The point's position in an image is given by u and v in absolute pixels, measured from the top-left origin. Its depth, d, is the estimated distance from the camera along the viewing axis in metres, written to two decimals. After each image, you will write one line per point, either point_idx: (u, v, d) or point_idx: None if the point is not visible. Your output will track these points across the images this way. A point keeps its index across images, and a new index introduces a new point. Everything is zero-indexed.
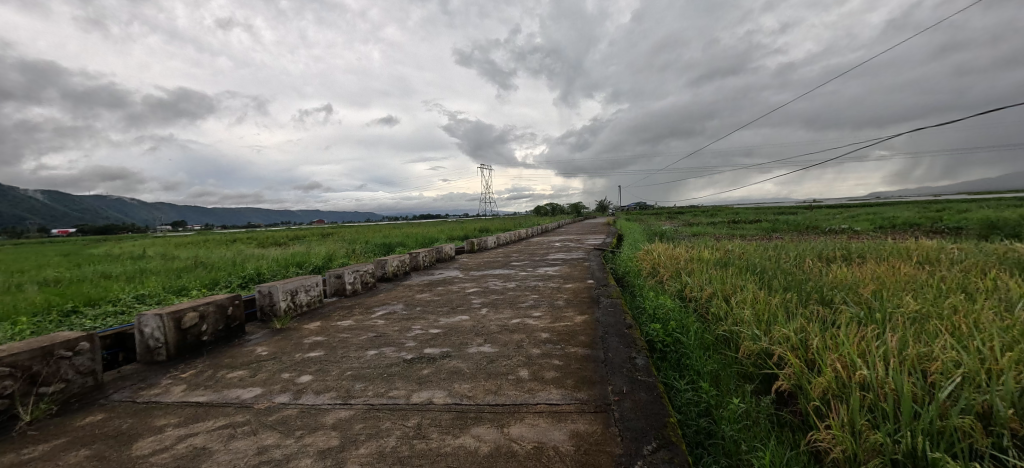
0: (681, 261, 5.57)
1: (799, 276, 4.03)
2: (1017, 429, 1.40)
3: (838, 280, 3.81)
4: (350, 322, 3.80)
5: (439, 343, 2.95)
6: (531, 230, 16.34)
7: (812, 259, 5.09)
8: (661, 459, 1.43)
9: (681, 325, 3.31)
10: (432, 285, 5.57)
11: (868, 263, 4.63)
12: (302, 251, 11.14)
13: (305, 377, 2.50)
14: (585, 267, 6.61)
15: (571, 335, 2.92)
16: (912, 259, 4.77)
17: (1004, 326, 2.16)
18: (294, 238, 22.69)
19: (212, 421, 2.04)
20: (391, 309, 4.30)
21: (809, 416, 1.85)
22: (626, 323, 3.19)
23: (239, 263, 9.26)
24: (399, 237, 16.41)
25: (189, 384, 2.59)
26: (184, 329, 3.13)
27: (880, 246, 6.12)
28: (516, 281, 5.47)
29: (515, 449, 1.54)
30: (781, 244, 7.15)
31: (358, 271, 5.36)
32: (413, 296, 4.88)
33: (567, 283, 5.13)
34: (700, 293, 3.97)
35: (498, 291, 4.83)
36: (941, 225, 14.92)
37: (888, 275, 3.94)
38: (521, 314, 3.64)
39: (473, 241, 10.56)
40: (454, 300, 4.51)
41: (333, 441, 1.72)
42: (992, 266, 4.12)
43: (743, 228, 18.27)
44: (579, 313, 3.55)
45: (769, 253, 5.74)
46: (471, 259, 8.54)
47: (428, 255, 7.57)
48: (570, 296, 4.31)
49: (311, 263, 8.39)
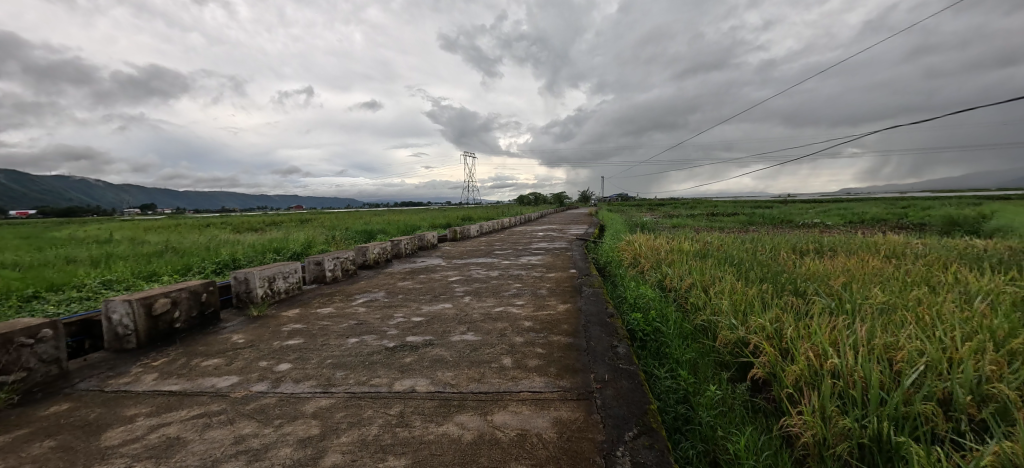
0: (661, 252, 5.67)
1: (775, 268, 4.16)
2: (974, 414, 1.49)
3: (811, 272, 3.94)
4: (330, 310, 3.74)
5: (422, 331, 2.94)
6: (514, 220, 16.38)
7: (786, 252, 5.25)
8: (642, 445, 1.46)
9: (661, 315, 3.38)
10: (414, 273, 5.52)
11: (840, 256, 4.81)
12: (280, 237, 10.86)
13: (284, 365, 2.45)
14: (568, 256, 6.67)
15: (554, 323, 2.94)
16: (881, 253, 4.98)
17: (963, 318, 2.28)
18: (272, 223, 22.08)
19: (187, 410, 1.99)
20: (372, 296, 4.25)
21: (782, 402, 1.93)
22: (608, 312, 3.23)
23: (213, 248, 8.95)
24: (380, 224, 16.15)
25: (162, 372, 2.51)
26: (155, 316, 3.02)
27: (851, 240, 6.37)
28: (499, 270, 5.47)
29: (499, 436, 1.55)
30: (757, 237, 7.35)
31: (338, 258, 5.26)
32: (395, 284, 4.83)
33: (550, 273, 5.16)
34: (680, 283, 4.05)
35: (481, 280, 4.83)
36: (905, 221, 15.63)
37: (858, 268, 4.10)
38: (504, 303, 3.65)
39: (456, 229, 10.50)
40: (436, 288, 4.49)
41: (313, 430, 1.70)
42: (952, 261, 4.34)
43: (722, 220, 18.70)
44: (562, 302, 3.58)
45: (745, 245, 5.90)
46: (453, 247, 8.50)
47: (410, 242, 7.50)
48: (553, 285, 4.34)
49: (289, 249, 8.19)
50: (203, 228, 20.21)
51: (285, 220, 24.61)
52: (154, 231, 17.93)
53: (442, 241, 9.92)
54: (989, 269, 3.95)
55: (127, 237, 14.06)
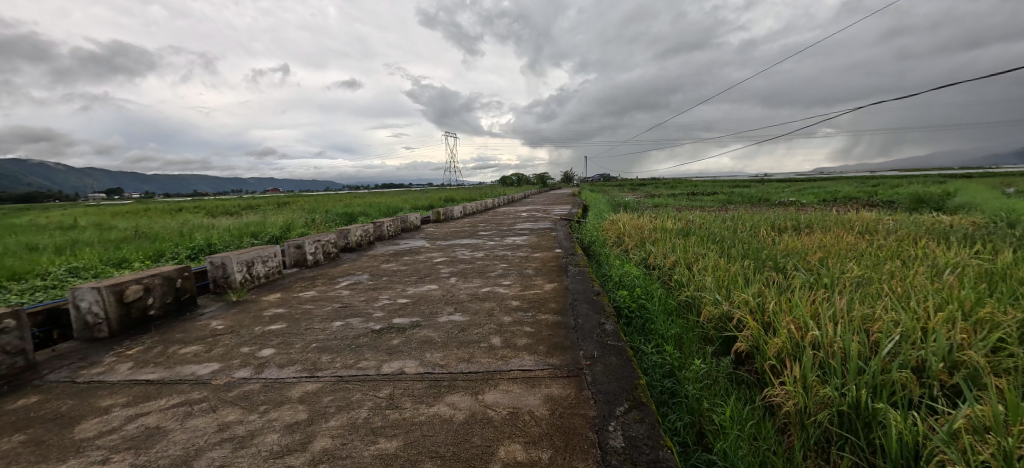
0: (645, 230, 5.72)
1: (755, 244, 4.25)
2: (945, 380, 1.58)
3: (790, 248, 4.05)
4: (312, 293, 3.66)
5: (408, 313, 2.90)
6: (497, 201, 16.32)
7: (765, 229, 5.37)
8: (633, 418, 1.48)
9: (646, 292, 3.43)
10: (398, 255, 5.44)
11: (817, 233, 4.94)
12: (257, 220, 10.53)
13: (267, 350, 2.38)
14: (553, 236, 6.67)
15: (542, 302, 2.95)
16: (856, 229, 5.13)
17: (935, 290, 2.38)
18: (249, 207, 21.42)
19: (166, 399, 1.92)
20: (356, 279, 4.18)
21: (765, 374, 2.00)
22: (594, 291, 3.25)
23: (186, 233, 8.63)
24: (361, 206, 15.83)
25: (137, 361, 2.41)
26: (126, 303, 2.89)
27: (828, 218, 6.55)
28: (484, 251, 5.45)
29: (491, 415, 1.55)
30: (737, 215, 7.50)
31: (319, 241, 5.14)
32: (378, 266, 4.76)
33: (536, 253, 5.17)
34: (664, 261, 4.11)
35: (466, 261, 4.80)
36: (875, 199, 16.22)
37: (834, 244, 4.22)
38: (491, 283, 3.63)
39: (440, 210, 10.37)
40: (421, 270, 4.43)
41: (300, 415, 1.66)
42: (922, 236, 4.52)
43: (703, 199, 18.98)
44: (549, 281, 3.58)
45: (727, 223, 6.00)
46: (437, 229, 8.41)
47: (393, 225, 7.37)
48: (539, 265, 4.35)
49: (267, 233, 7.96)
50: (175, 213, 19.47)
51: (261, 204, 23.89)
52: (123, 216, 17.18)
53: (425, 223, 9.79)
54: (956, 243, 4.12)
55: (95, 223, 13.43)
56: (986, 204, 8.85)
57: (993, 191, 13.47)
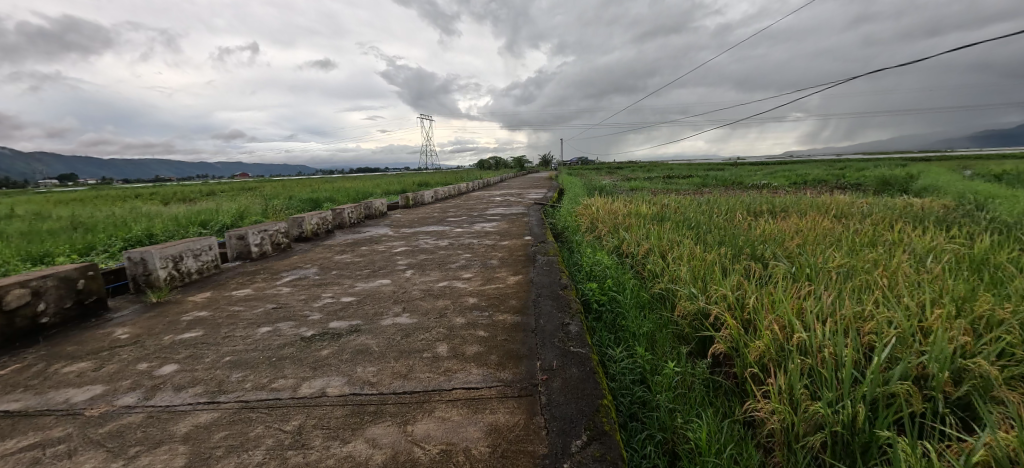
0: (619, 216, 5.47)
1: (732, 230, 4.05)
2: (949, 392, 1.40)
3: (767, 234, 3.87)
4: (246, 291, 3.23)
5: (349, 314, 2.53)
6: (472, 185, 15.87)
7: (741, 213, 5.21)
8: (592, 456, 1.21)
9: (617, 284, 3.19)
10: (356, 245, 5.01)
11: (792, 217, 4.81)
12: (210, 208, 9.77)
13: (168, 367, 1.99)
14: (524, 222, 6.36)
15: (501, 299, 2.64)
16: (832, 213, 5.04)
17: (923, 282, 2.21)
18: (209, 193, 20.22)
19: (16, 440, 1.52)
20: (302, 273, 3.76)
21: (746, 382, 1.79)
22: (560, 283, 2.96)
23: (127, 222, 7.88)
24: (328, 191, 15.07)
25: (3, 385, 1.97)
26: (7, 311, 2.40)
27: (802, 201, 6.49)
28: (449, 239, 5.10)
29: (417, 456, 1.24)
30: (713, 199, 7.37)
31: (266, 231, 4.67)
32: (331, 258, 4.34)
33: (504, 240, 4.85)
34: (637, 249, 3.87)
35: (428, 250, 4.44)
36: (843, 181, 16.58)
37: (810, 229, 4.07)
38: (449, 277, 3.29)
39: (409, 195, 9.88)
40: (376, 262, 4.04)
41: (177, 461, 1.31)
42: (896, 220, 4.45)
43: (679, 182, 19.04)
44: (513, 274, 3.27)
45: (702, 207, 5.82)
46: (405, 215, 7.97)
47: (355, 211, 6.90)
48: (505, 254, 4.03)
49: (217, 222, 7.33)
50: (126, 199, 18.11)
51: (225, 189, 22.61)
52: (67, 203, 15.86)
53: (393, 209, 9.29)
54: (931, 228, 4.06)
55: (31, 212, 12.29)
56: (948, 188, 9.06)
57: (953, 174, 13.91)
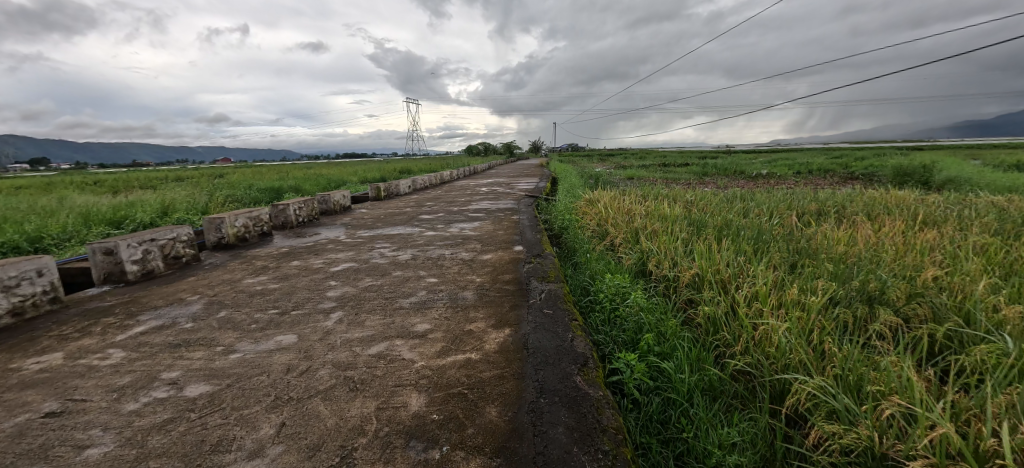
0: (637, 217, 4.25)
1: (804, 247, 2.93)
2: None
3: (859, 255, 2.73)
4: (51, 361, 1.93)
5: (164, 448, 1.26)
6: (456, 174, 14.51)
7: (794, 216, 4.04)
8: None
9: (663, 343, 2.05)
10: (286, 258, 3.72)
11: (866, 222, 3.67)
12: (142, 199, 8.25)
13: None
14: (514, 223, 5.11)
15: (471, 403, 1.40)
16: (909, 217, 3.92)
17: None
18: (168, 180, 18.38)
19: None
20: (175, 312, 2.46)
21: None
22: (576, 352, 1.74)
23: (20, 218, 6.33)
24: (294, 179, 13.50)
25: None
26: None
27: (848, 197, 5.38)
28: (414, 249, 3.84)
29: None
30: (738, 193, 6.22)
31: (154, 241, 3.35)
32: (239, 281, 3.05)
33: (486, 252, 3.60)
34: (676, 272, 2.71)
35: (379, 270, 3.16)
36: (851, 172, 15.65)
37: (912, 248, 2.93)
38: (392, 331, 2.03)
39: (380, 185, 8.51)
40: (297, 290, 2.75)
41: None
42: (1015, 230, 3.32)
43: (676, 171, 17.94)
44: (495, 327, 2.01)
45: (737, 206, 4.64)
46: (370, 211, 6.64)
47: (305, 207, 5.54)
48: (486, 280, 2.79)
49: (135, 219, 5.92)
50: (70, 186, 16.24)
51: (188, 177, 20.73)
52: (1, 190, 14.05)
53: (361, 203, 7.97)
54: None
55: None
56: (982, 182, 8.13)
57: (970, 165, 13.13)
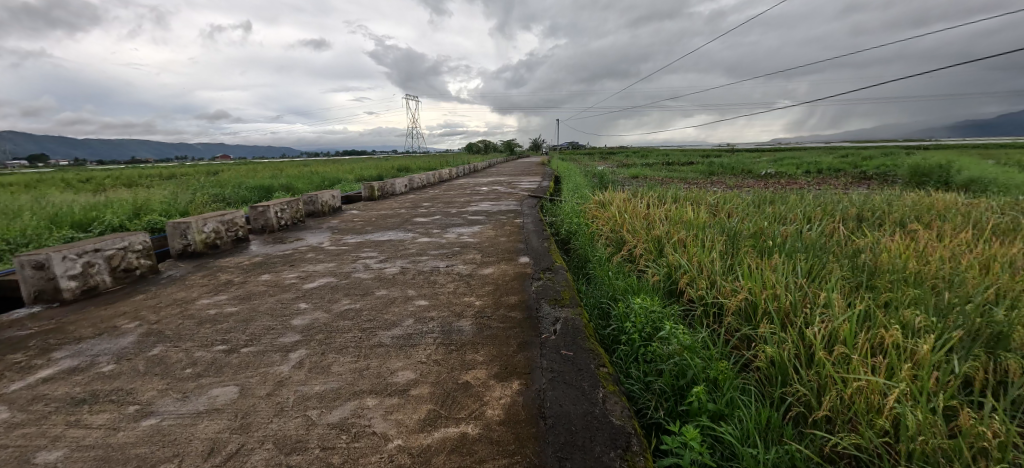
0: (657, 223, 3.76)
1: (868, 263, 2.44)
2: None
3: (942, 276, 2.24)
4: None
5: None
6: (456, 172, 13.99)
7: (838, 223, 3.55)
8: None
9: (720, 400, 1.56)
10: (258, 270, 3.23)
11: (926, 232, 3.17)
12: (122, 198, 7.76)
13: None
14: (518, 227, 4.61)
15: None
16: (971, 226, 3.43)
17: None
18: (159, 177, 17.81)
19: None
20: (100, 346, 1.97)
21: None
22: (614, 425, 1.26)
23: None
24: (288, 177, 12.99)
25: None
26: None
27: (885, 200, 4.88)
28: (405, 260, 3.35)
29: None
30: (760, 195, 5.73)
31: (99, 251, 2.86)
32: (193, 301, 2.56)
33: (487, 265, 3.11)
34: (719, 295, 2.22)
35: (360, 288, 2.67)
36: (863, 171, 15.16)
37: (999, 266, 2.44)
38: (363, 383, 1.53)
39: (374, 185, 8.00)
40: (258, 316, 2.26)
41: None
42: None
43: (682, 170, 17.42)
44: (501, 379, 1.53)
45: (768, 210, 4.15)
46: (361, 213, 6.15)
47: (288, 209, 5.04)
48: (488, 304, 2.30)
49: (104, 220, 5.42)
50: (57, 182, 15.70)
51: (181, 174, 20.16)
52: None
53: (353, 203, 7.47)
54: None
55: None
56: (1012, 184, 7.67)
57: (989, 164, 12.64)
